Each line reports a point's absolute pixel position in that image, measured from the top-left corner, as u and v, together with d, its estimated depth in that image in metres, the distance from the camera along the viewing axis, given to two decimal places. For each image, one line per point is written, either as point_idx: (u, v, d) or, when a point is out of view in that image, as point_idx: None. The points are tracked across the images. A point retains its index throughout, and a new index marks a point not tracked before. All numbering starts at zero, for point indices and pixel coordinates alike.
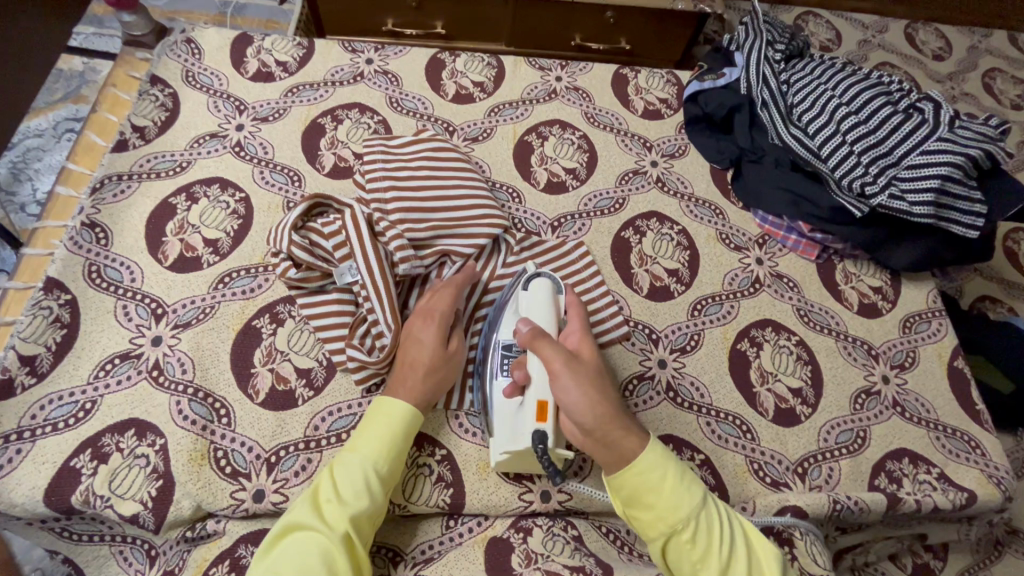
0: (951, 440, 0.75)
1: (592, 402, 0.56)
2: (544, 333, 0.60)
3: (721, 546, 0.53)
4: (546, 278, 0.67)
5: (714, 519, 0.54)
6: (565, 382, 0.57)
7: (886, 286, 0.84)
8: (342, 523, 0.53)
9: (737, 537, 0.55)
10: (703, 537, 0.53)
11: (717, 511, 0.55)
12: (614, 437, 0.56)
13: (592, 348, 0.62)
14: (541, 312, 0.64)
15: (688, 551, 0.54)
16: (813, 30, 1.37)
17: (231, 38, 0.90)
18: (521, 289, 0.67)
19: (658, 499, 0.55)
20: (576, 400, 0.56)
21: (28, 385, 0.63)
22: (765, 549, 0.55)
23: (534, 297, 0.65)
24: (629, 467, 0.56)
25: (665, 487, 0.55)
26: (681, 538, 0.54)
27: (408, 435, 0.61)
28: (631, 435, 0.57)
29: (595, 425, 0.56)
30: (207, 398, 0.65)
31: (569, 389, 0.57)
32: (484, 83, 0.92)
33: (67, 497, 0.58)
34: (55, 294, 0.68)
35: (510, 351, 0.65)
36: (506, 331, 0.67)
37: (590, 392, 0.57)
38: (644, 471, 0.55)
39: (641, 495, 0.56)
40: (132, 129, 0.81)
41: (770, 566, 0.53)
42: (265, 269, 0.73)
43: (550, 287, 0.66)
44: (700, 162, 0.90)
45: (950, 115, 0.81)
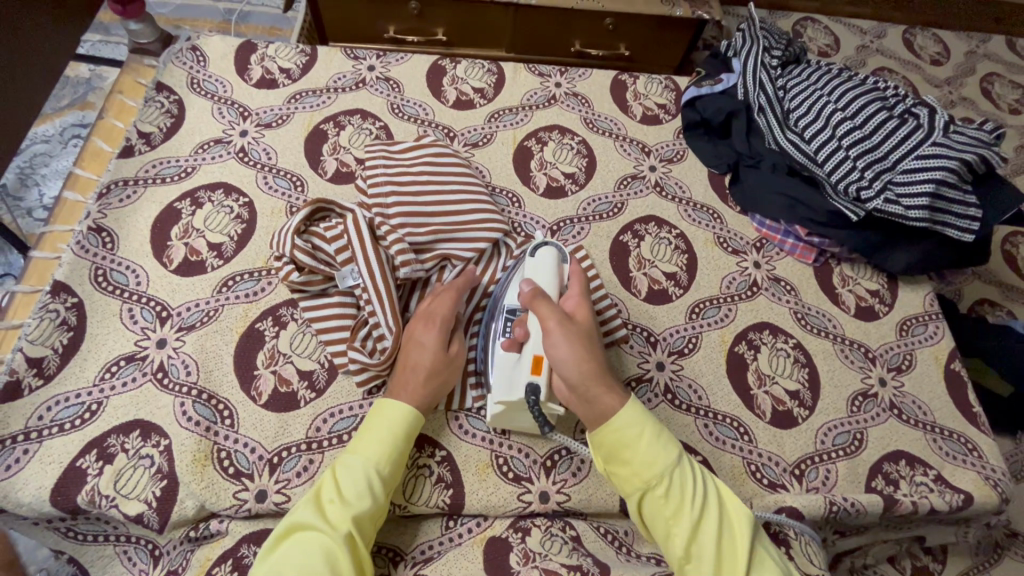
0: (948, 442, 0.75)
1: (581, 361, 0.58)
2: (543, 294, 0.62)
3: (692, 502, 0.55)
4: (552, 247, 0.68)
5: (688, 477, 0.56)
6: (557, 339, 0.59)
7: (883, 289, 0.85)
8: (345, 523, 0.54)
9: (711, 494, 0.56)
10: (675, 492, 0.55)
11: (691, 469, 0.57)
12: (596, 395, 0.59)
13: (587, 314, 0.63)
14: (546, 273, 0.65)
15: (661, 506, 0.55)
16: (811, 36, 1.38)
17: (236, 46, 0.91)
18: (526, 256, 0.68)
19: (634, 455, 0.57)
20: (564, 356, 0.58)
21: (36, 387, 0.64)
22: (739, 508, 0.56)
23: (540, 262, 0.66)
24: (608, 424, 0.58)
25: (640, 442, 0.57)
26: (655, 493, 0.56)
27: (409, 436, 0.62)
28: (611, 393, 0.59)
29: (581, 381, 0.58)
30: (211, 400, 0.66)
31: (560, 346, 0.58)
32: (484, 89, 0.94)
33: (73, 497, 0.59)
34: (62, 297, 0.69)
35: (513, 315, 0.65)
36: (511, 298, 0.67)
37: (581, 351, 0.59)
38: (621, 427, 0.58)
39: (619, 451, 0.58)
40: (138, 135, 0.82)
41: (741, 523, 0.55)
42: (268, 273, 0.74)
43: (555, 257, 0.67)
44: (697, 166, 0.91)
45: (945, 120, 0.82)
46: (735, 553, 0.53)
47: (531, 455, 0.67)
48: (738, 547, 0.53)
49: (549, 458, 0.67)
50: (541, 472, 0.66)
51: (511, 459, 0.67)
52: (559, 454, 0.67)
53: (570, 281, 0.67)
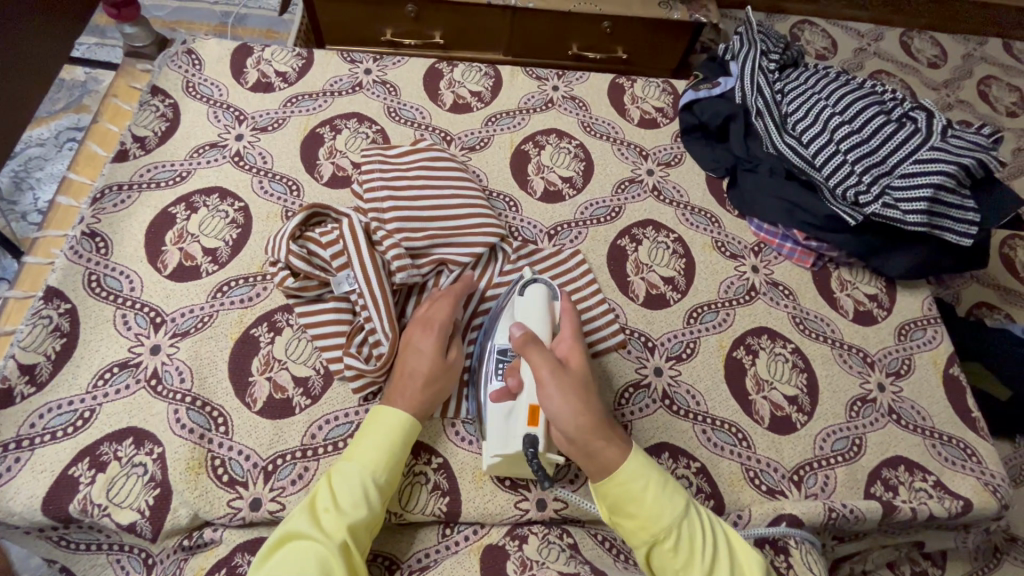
0: (947, 447, 0.75)
1: (580, 411, 0.57)
2: (536, 339, 0.61)
3: (703, 554, 0.54)
4: (542, 286, 0.68)
5: (696, 528, 0.55)
6: (552, 388, 0.58)
7: (881, 294, 0.85)
8: (340, 531, 0.54)
9: (720, 543, 0.55)
10: (685, 545, 0.54)
11: (699, 519, 0.56)
12: (597, 448, 0.57)
13: (581, 358, 0.62)
14: (537, 317, 0.65)
15: (671, 560, 0.55)
16: (809, 38, 1.38)
17: (231, 49, 0.91)
18: (517, 295, 0.69)
19: (639, 509, 0.56)
20: (561, 406, 0.57)
21: (28, 394, 0.64)
22: (749, 556, 0.55)
23: (531, 303, 0.66)
24: (612, 478, 0.57)
25: (646, 495, 0.56)
26: (664, 547, 0.55)
27: (406, 443, 0.61)
28: (612, 446, 0.58)
29: (580, 434, 0.57)
30: (205, 407, 0.65)
31: (557, 395, 0.57)
32: (481, 92, 0.93)
33: (65, 506, 0.59)
34: (55, 303, 0.69)
35: (505, 356, 0.65)
36: (500, 337, 0.67)
37: (579, 400, 0.58)
38: (626, 481, 0.57)
39: (625, 505, 0.57)
40: (133, 139, 0.81)
41: (753, 573, 0.54)
42: (263, 278, 0.73)
43: (545, 294, 0.67)
44: (695, 170, 0.91)
45: (943, 124, 0.82)
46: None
47: None
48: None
49: None
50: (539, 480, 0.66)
51: None
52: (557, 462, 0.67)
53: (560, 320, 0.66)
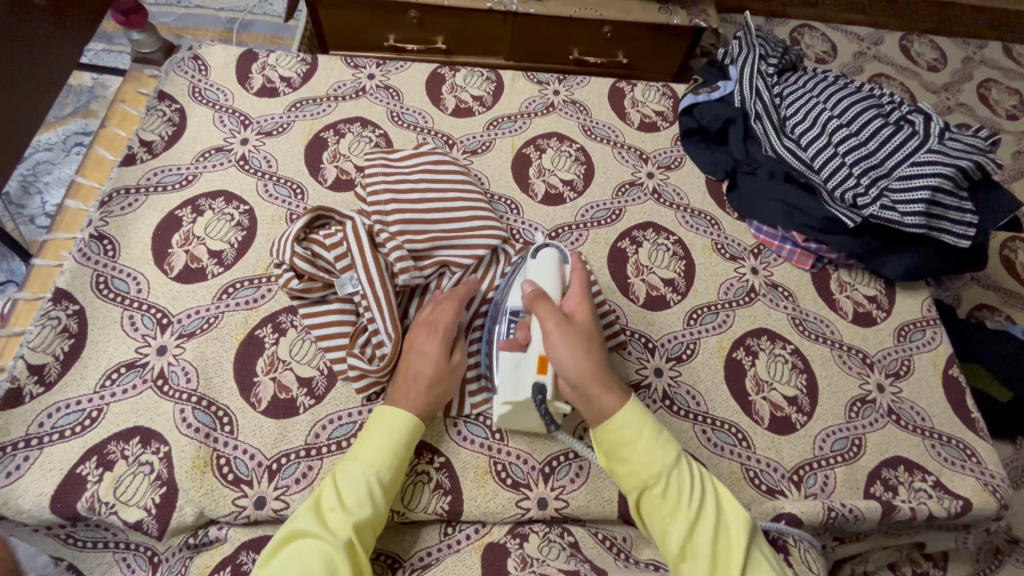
0: (947, 448, 0.75)
1: (582, 359, 0.59)
2: (546, 296, 0.62)
3: (690, 500, 0.55)
4: (553, 249, 0.69)
5: (685, 477, 0.56)
6: (557, 336, 0.59)
7: (881, 295, 0.85)
8: (345, 530, 0.54)
9: (709, 495, 0.56)
10: (673, 491, 0.56)
11: (689, 470, 0.57)
12: (596, 396, 0.59)
13: (587, 316, 0.63)
14: (547, 275, 0.66)
15: (659, 505, 0.56)
16: (809, 42, 1.39)
17: (237, 55, 0.92)
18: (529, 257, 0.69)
19: (632, 454, 0.58)
20: (564, 353, 0.59)
21: (37, 394, 0.65)
22: (737, 512, 0.55)
23: (543, 263, 0.67)
24: (609, 423, 0.59)
25: (639, 441, 0.58)
26: (652, 491, 0.56)
27: (410, 444, 0.62)
28: (611, 394, 0.59)
29: (581, 379, 0.59)
30: (211, 407, 0.66)
31: (561, 345, 0.59)
32: (483, 97, 0.94)
33: (73, 504, 0.60)
34: (63, 304, 0.70)
35: (517, 316, 0.67)
36: (512, 299, 0.68)
37: (582, 351, 0.59)
38: (619, 427, 0.58)
39: (618, 450, 0.58)
40: (140, 144, 0.83)
41: (739, 526, 0.54)
42: (267, 280, 0.74)
43: (557, 256, 0.68)
44: (695, 173, 0.92)
45: (940, 127, 0.83)
46: (729, 554, 0.53)
47: (530, 462, 0.67)
48: (733, 549, 0.53)
49: (548, 464, 0.67)
50: (539, 479, 0.66)
51: (509, 466, 0.67)
52: (558, 460, 0.68)
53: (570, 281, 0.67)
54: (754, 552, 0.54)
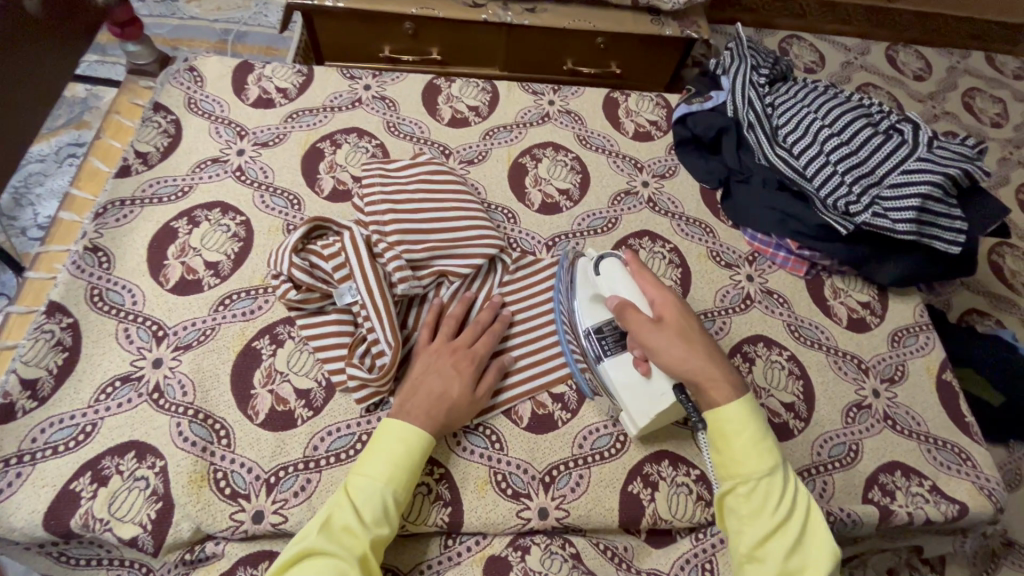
0: (942, 452, 0.76)
1: (686, 354, 0.61)
2: (633, 307, 0.65)
3: (774, 510, 0.55)
4: (612, 258, 0.71)
5: (777, 487, 0.56)
6: (656, 341, 0.62)
7: (874, 301, 0.86)
8: (361, 546, 0.55)
9: (799, 508, 0.55)
10: (758, 495, 0.56)
11: (785, 480, 0.56)
12: (706, 388, 0.60)
13: (675, 306, 0.65)
14: (621, 284, 0.68)
15: (741, 503, 0.56)
16: (798, 52, 1.41)
17: (233, 66, 0.92)
18: (592, 271, 0.71)
19: (730, 450, 0.58)
20: (667, 355, 0.61)
21: (29, 409, 0.64)
22: (824, 539, 0.54)
23: (608, 275, 0.70)
24: (713, 416, 0.59)
25: (738, 439, 0.58)
26: (740, 490, 0.57)
27: (424, 459, 0.62)
28: (719, 387, 0.60)
29: (692, 377, 0.61)
30: (207, 420, 0.65)
31: (662, 349, 0.62)
32: (478, 107, 0.95)
33: (67, 521, 0.59)
34: (57, 317, 0.69)
35: (601, 333, 0.70)
36: (590, 318, 0.71)
37: (683, 349, 0.61)
38: (726, 421, 0.58)
39: (717, 440, 0.59)
40: (135, 155, 0.82)
41: (819, 553, 0.53)
42: (264, 291, 0.74)
43: (619, 266, 0.70)
44: (690, 182, 0.93)
45: (929, 135, 0.84)
46: (799, 572, 0.53)
47: (531, 472, 0.67)
48: (804, 571, 0.53)
49: (549, 473, 0.67)
50: (540, 488, 0.66)
51: (509, 476, 0.67)
52: (559, 469, 0.67)
53: (640, 281, 0.68)
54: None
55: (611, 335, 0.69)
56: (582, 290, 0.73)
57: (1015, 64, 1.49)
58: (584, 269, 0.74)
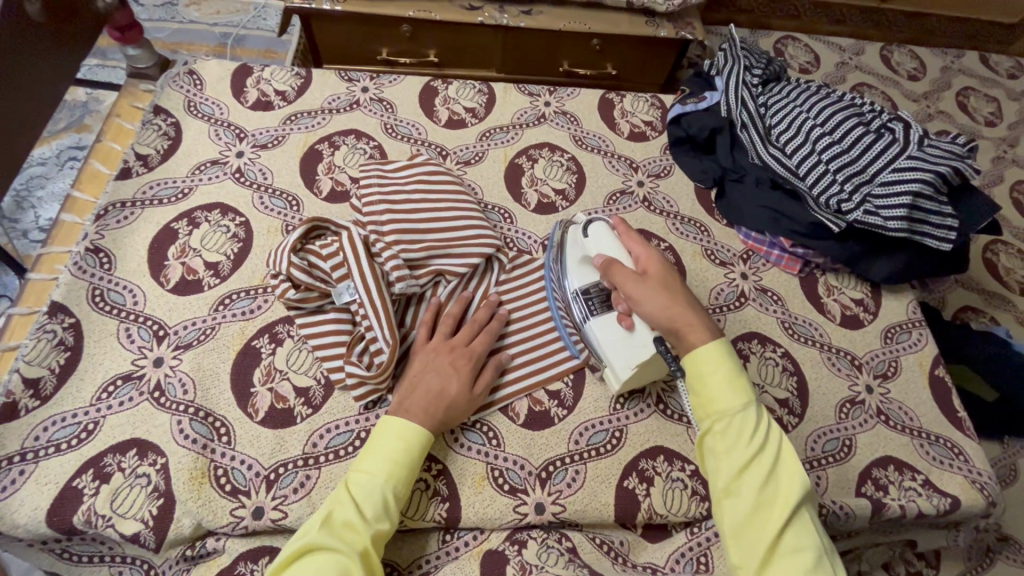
0: (935, 447, 0.77)
1: (665, 301, 0.63)
2: (615, 263, 0.68)
3: (748, 443, 0.55)
4: (600, 222, 0.74)
5: (751, 422, 0.56)
6: (636, 291, 0.65)
7: (867, 298, 0.87)
8: (362, 542, 0.55)
9: (773, 441, 0.56)
10: (733, 430, 0.56)
11: (758, 415, 0.57)
12: (683, 332, 0.61)
13: (657, 261, 0.67)
14: (608, 244, 0.71)
15: (717, 441, 0.57)
16: (792, 53, 1.42)
17: (232, 69, 0.93)
18: (581, 236, 0.74)
19: (706, 390, 0.59)
20: (646, 304, 0.64)
21: (32, 408, 0.65)
22: (797, 470, 0.54)
23: (595, 237, 0.73)
24: (688, 358, 0.60)
25: (713, 378, 0.58)
26: (716, 428, 0.57)
27: (423, 455, 0.63)
28: (696, 330, 0.61)
29: (670, 324, 0.62)
30: (208, 418, 0.66)
31: (642, 297, 0.64)
32: (475, 108, 0.96)
33: (70, 518, 0.59)
34: (59, 318, 0.70)
35: (588, 294, 0.72)
36: (578, 280, 0.73)
37: (662, 296, 0.63)
38: (700, 361, 0.59)
39: (693, 382, 0.60)
40: (136, 157, 0.83)
41: (793, 483, 0.54)
42: (264, 291, 0.75)
43: (607, 230, 0.73)
44: (684, 182, 0.94)
45: (919, 134, 0.85)
46: (773, 502, 0.53)
47: (527, 467, 0.68)
48: (778, 500, 0.53)
49: (546, 469, 0.68)
50: (537, 483, 0.67)
51: (506, 471, 0.67)
52: (556, 465, 0.68)
53: (625, 241, 0.70)
54: (803, 511, 0.53)
55: (597, 296, 0.72)
56: (572, 255, 0.76)
57: (1008, 64, 1.50)
58: (574, 237, 0.77)
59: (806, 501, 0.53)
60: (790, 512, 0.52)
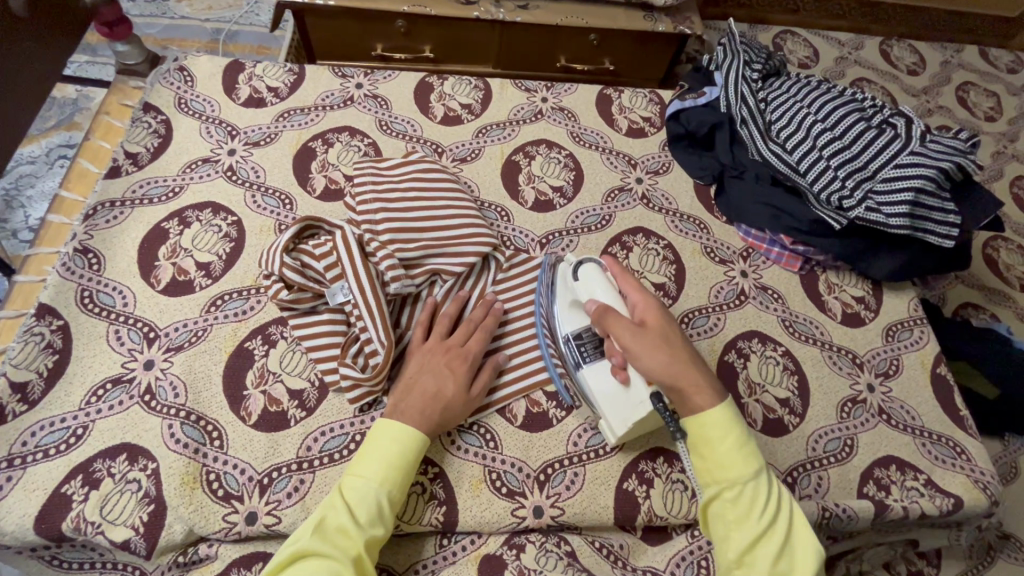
0: (937, 446, 0.76)
1: (668, 360, 0.59)
2: (611, 309, 0.64)
3: (761, 515, 0.54)
4: (590, 263, 0.70)
5: (763, 491, 0.55)
6: (637, 345, 0.60)
7: (868, 295, 0.86)
8: (355, 546, 0.54)
9: (784, 511, 0.55)
10: (745, 500, 0.55)
11: (769, 483, 0.56)
12: (689, 393, 0.59)
13: (656, 312, 0.64)
14: (601, 288, 0.67)
15: (727, 509, 0.55)
16: (791, 48, 1.40)
17: (223, 65, 0.92)
18: (570, 277, 0.70)
19: (715, 454, 0.57)
20: (647, 360, 0.60)
21: (20, 412, 0.63)
22: (810, 541, 0.54)
23: (585, 279, 0.68)
24: (695, 421, 0.58)
25: (722, 443, 0.57)
26: (726, 496, 0.56)
27: (417, 459, 0.61)
28: (701, 392, 0.59)
29: (674, 384, 0.59)
30: (200, 421, 0.65)
31: (644, 354, 0.60)
32: (471, 105, 0.94)
33: (58, 525, 0.58)
34: (47, 320, 0.69)
35: (580, 339, 0.69)
36: (569, 325, 0.70)
37: (665, 355, 0.60)
38: (708, 426, 0.58)
39: (700, 446, 0.58)
40: (125, 156, 0.82)
41: (806, 556, 0.53)
42: (256, 291, 0.74)
43: (598, 271, 0.69)
44: (683, 178, 0.93)
45: (922, 130, 0.84)
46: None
47: (525, 470, 0.67)
48: (793, 574, 0.52)
49: (544, 472, 0.67)
50: (535, 486, 0.66)
51: (504, 474, 0.66)
52: (554, 467, 0.67)
53: (620, 284, 0.67)
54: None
55: (589, 341, 0.69)
56: (562, 295, 0.72)
57: (1008, 58, 1.49)
58: (565, 274, 0.72)
59: (819, 573, 0.53)
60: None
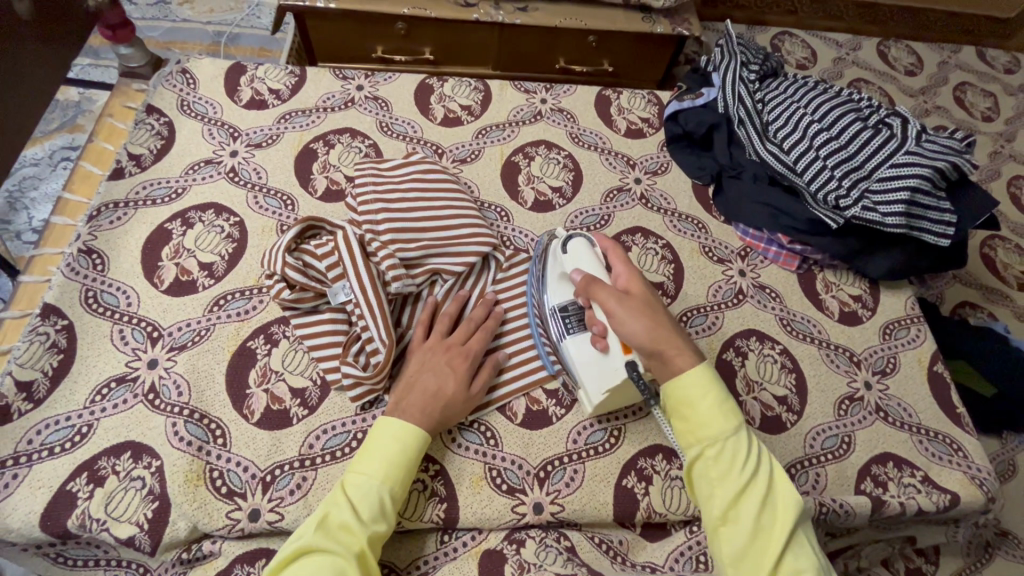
0: (934, 443, 0.76)
1: (648, 325, 0.60)
2: (597, 280, 0.65)
3: (742, 470, 0.55)
4: (579, 238, 0.72)
5: (743, 446, 0.56)
6: (620, 311, 0.61)
7: (866, 294, 0.87)
8: (358, 543, 0.55)
9: (764, 466, 0.56)
10: (726, 457, 0.56)
11: (749, 439, 0.57)
12: (671, 357, 0.60)
13: (639, 282, 0.65)
14: (586, 261, 0.69)
15: (710, 468, 0.56)
16: (789, 49, 1.41)
17: (225, 68, 0.92)
18: (560, 251, 0.72)
19: (695, 414, 0.58)
20: (630, 324, 0.61)
21: (25, 411, 0.64)
22: (791, 493, 0.55)
23: (574, 253, 0.70)
24: (675, 382, 0.59)
25: (702, 402, 0.58)
26: (708, 454, 0.56)
27: (419, 456, 0.62)
28: (683, 355, 0.60)
29: (655, 347, 0.60)
30: (203, 420, 0.66)
31: (626, 319, 0.61)
32: (471, 106, 0.95)
33: (63, 522, 0.59)
34: (52, 319, 0.69)
35: (566, 310, 0.70)
36: (556, 297, 0.71)
37: (646, 320, 0.61)
38: (688, 386, 0.58)
39: (680, 408, 0.59)
40: (129, 157, 0.83)
41: (789, 508, 0.53)
42: (259, 291, 0.74)
43: (586, 245, 0.71)
44: (682, 178, 0.93)
45: (917, 129, 0.85)
46: (772, 529, 0.53)
47: (525, 467, 0.68)
48: (776, 526, 0.53)
49: (544, 469, 0.68)
50: (535, 483, 0.67)
51: (504, 471, 0.67)
52: (553, 464, 0.68)
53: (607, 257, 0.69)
54: (800, 534, 0.53)
55: (575, 314, 0.70)
56: (551, 269, 0.73)
57: (1005, 59, 1.50)
58: (554, 250, 0.74)
59: (802, 524, 0.53)
60: (788, 536, 0.52)
